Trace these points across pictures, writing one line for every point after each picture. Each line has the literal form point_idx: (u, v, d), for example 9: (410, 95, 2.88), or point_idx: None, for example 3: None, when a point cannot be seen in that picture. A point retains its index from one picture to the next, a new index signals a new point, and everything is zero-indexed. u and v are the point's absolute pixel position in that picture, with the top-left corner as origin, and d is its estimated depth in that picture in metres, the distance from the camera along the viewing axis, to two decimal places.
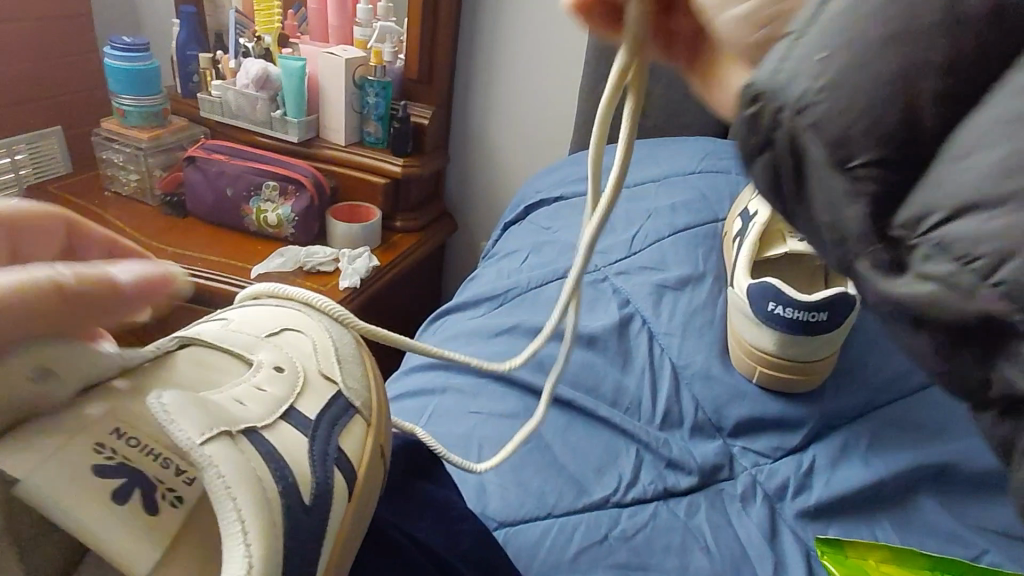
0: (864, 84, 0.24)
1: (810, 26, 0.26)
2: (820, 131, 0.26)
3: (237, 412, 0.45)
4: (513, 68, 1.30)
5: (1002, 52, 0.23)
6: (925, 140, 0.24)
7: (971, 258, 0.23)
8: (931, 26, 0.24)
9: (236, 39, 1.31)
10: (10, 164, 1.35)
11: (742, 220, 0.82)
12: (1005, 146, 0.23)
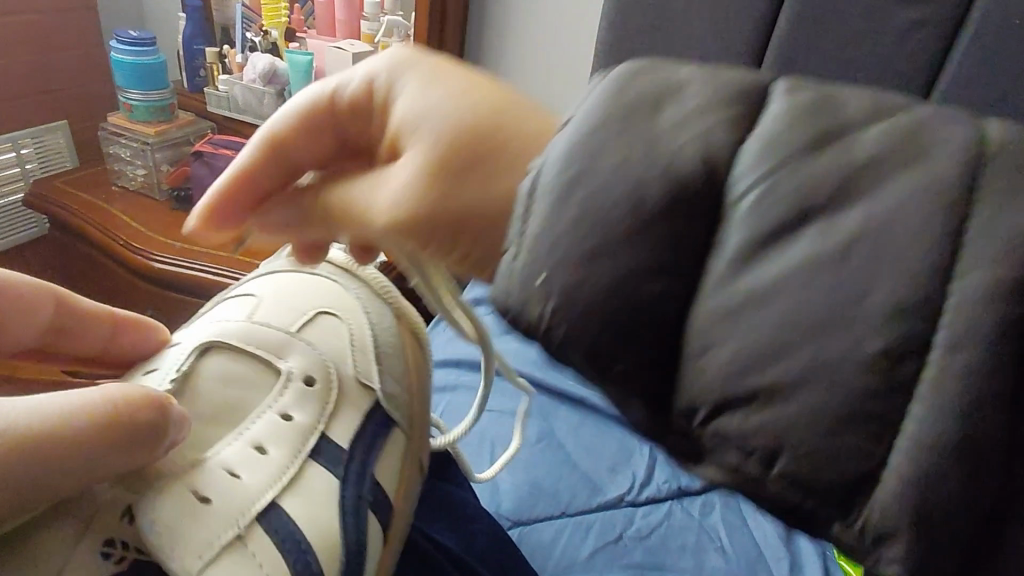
0: (595, 280, 0.24)
1: (529, 240, 0.26)
2: (570, 344, 0.25)
3: (247, 488, 0.45)
4: None
5: (701, 235, 0.25)
6: (670, 326, 0.25)
7: (751, 451, 0.24)
8: (622, 204, 0.25)
9: (242, 34, 1.30)
10: (17, 159, 1.35)
11: None
12: (734, 343, 0.24)
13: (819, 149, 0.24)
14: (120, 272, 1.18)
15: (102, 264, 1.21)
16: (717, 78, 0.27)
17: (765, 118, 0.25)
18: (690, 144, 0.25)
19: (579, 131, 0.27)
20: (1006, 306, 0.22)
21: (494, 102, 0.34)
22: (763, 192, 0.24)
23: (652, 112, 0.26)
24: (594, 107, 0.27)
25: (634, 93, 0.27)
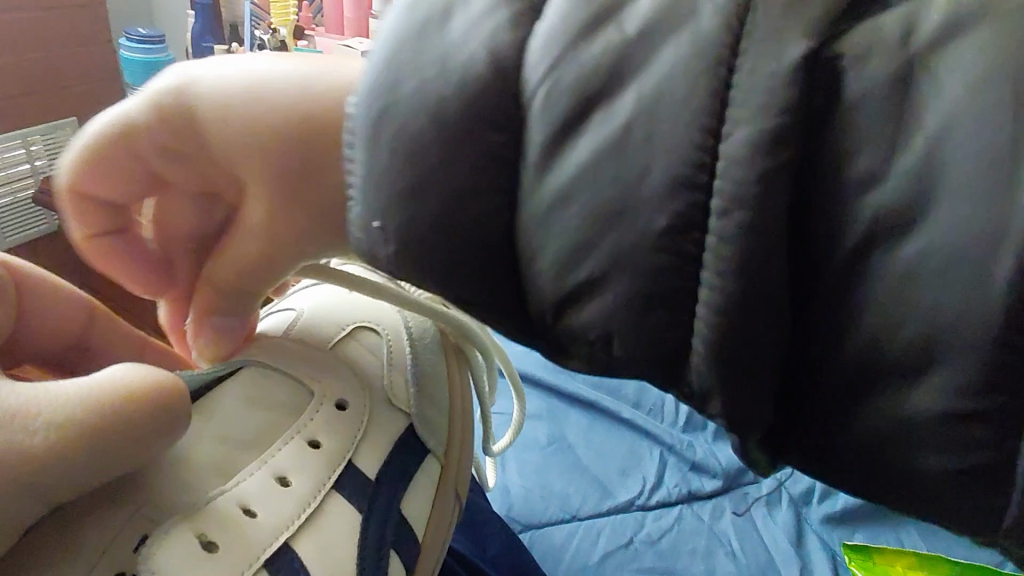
0: (420, 215, 0.28)
1: (367, 195, 0.29)
2: (423, 264, 0.29)
3: (268, 519, 0.43)
4: None
5: (502, 139, 0.27)
6: (497, 230, 0.28)
7: (592, 340, 0.27)
8: (432, 139, 0.27)
9: (251, 32, 1.27)
10: (27, 156, 1.36)
11: None
12: (553, 237, 0.27)
13: (597, 40, 0.26)
14: None
15: None
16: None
17: (544, 20, 0.27)
18: (476, 57, 0.27)
19: (383, 71, 0.29)
20: (768, 159, 0.23)
21: (292, 73, 0.34)
22: (551, 89, 0.26)
23: (439, 28, 0.28)
24: (387, 46, 0.29)
25: (421, 14, 0.29)
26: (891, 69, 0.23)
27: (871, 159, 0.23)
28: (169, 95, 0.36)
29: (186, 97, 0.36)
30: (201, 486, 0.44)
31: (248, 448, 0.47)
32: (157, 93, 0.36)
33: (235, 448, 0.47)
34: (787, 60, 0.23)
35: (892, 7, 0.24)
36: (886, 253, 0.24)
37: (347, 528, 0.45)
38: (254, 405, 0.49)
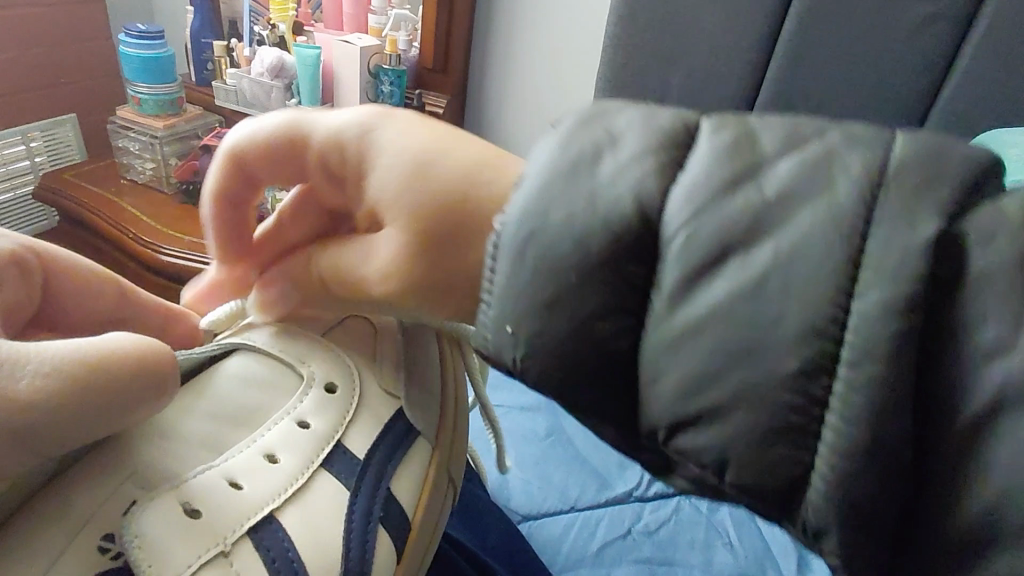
0: (550, 325, 0.30)
1: (497, 301, 0.32)
2: (545, 376, 0.31)
3: (253, 493, 0.42)
4: (530, 54, 1.28)
5: (641, 271, 0.29)
6: (621, 355, 0.30)
7: (704, 465, 0.28)
8: (566, 261, 0.30)
9: (250, 27, 1.30)
10: (26, 152, 1.35)
11: None
12: (675, 367, 0.28)
13: (733, 187, 0.28)
14: (130, 264, 1.19)
15: (111, 256, 1.22)
16: (647, 127, 0.31)
17: (687, 169, 0.30)
18: (623, 198, 0.30)
19: (534, 189, 0.31)
20: (896, 324, 0.25)
21: (472, 156, 0.38)
22: (686, 237, 0.28)
23: (590, 169, 0.31)
24: (544, 165, 0.32)
25: (573, 151, 0.31)
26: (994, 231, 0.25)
27: (997, 333, 0.24)
28: (354, 128, 0.40)
29: (368, 139, 0.39)
30: (189, 461, 0.43)
31: (238, 426, 0.47)
32: (342, 123, 0.40)
33: (227, 427, 0.46)
34: (919, 236, 0.25)
35: (1006, 195, 0.26)
36: (996, 425, 0.24)
37: (333, 507, 0.44)
38: (247, 386, 0.48)
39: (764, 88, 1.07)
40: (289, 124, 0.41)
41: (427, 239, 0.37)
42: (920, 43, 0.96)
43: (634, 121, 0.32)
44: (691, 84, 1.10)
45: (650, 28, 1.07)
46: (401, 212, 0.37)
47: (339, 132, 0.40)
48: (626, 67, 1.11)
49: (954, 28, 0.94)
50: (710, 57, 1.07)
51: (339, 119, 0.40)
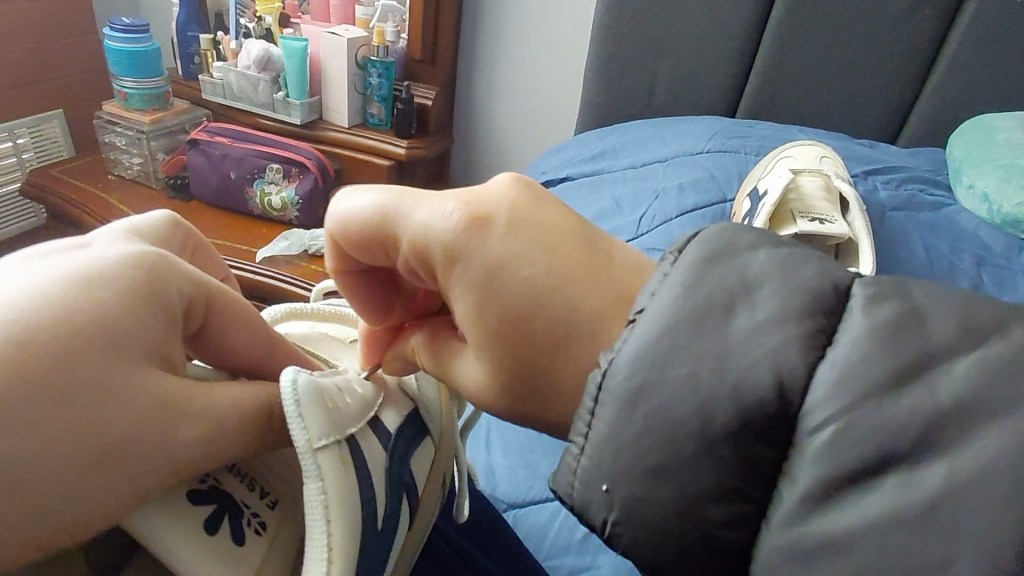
0: (655, 498, 0.27)
1: (588, 454, 0.29)
2: (639, 549, 0.28)
3: (343, 406, 0.37)
4: (518, 44, 1.28)
5: (773, 456, 0.26)
6: (734, 551, 0.26)
7: None
8: (686, 431, 0.26)
9: (236, 19, 1.28)
10: (13, 149, 1.34)
11: (751, 200, 0.81)
12: None
13: (898, 384, 0.24)
14: None
15: None
16: (788, 281, 0.27)
17: (837, 344, 0.26)
18: (758, 366, 0.26)
19: (645, 336, 0.28)
20: None
21: (567, 299, 0.33)
22: (837, 435, 0.24)
23: (721, 322, 0.27)
24: (661, 314, 0.28)
25: (702, 296, 0.28)
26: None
27: None
28: (450, 238, 0.35)
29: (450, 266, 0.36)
30: None
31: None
32: (438, 232, 0.35)
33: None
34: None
35: None
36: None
37: None
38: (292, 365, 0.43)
39: (753, 76, 1.07)
40: (382, 212, 0.37)
41: (521, 364, 0.35)
42: (905, 29, 0.97)
43: (775, 265, 0.28)
44: (679, 73, 1.10)
45: (638, 16, 1.06)
46: (500, 332, 0.35)
47: (436, 244, 0.35)
48: (613, 57, 1.10)
49: (938, 14, 0.95)
50: (698, 45, 1.06)
51: (428, 220, 0.36)
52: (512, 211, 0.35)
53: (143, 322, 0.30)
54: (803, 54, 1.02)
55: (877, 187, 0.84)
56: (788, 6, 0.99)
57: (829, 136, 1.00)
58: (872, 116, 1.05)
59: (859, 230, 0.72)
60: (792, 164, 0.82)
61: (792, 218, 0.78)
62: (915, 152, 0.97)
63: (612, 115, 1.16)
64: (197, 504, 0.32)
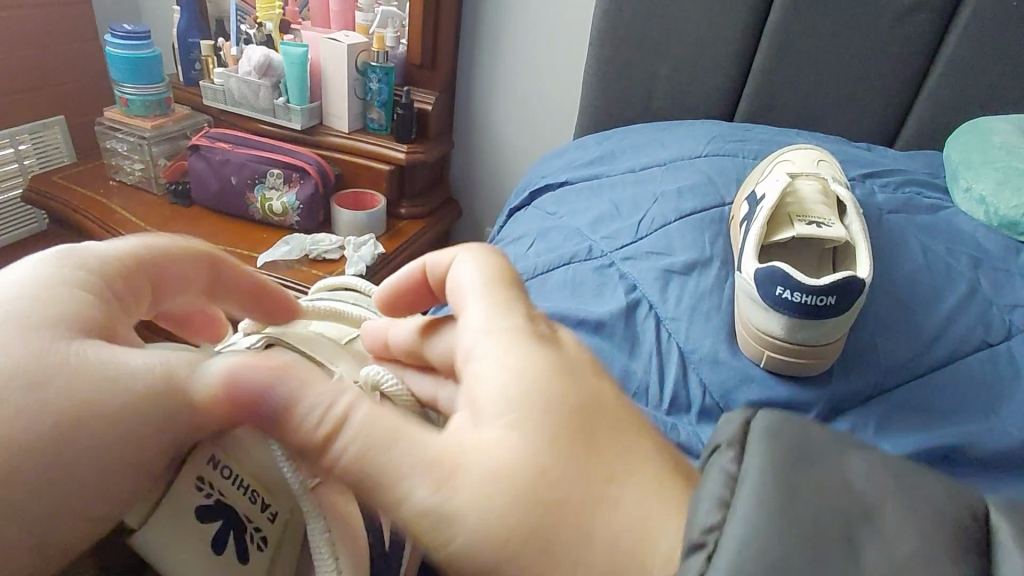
0: None
1: None
2: None
3: None
4: (517, 49, 1.29)
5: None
6: None
7: None
8: None
9: (237, 26, 1.29)
10: (15, 154, 1.35)
11: (748, 205, 0.77)
12: None
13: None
14: None
15: None
16: (894, 488, 0.25)
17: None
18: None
19: (750, 540, 0.24)
20: None
21: (601, 445, 0.34)
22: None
23: (848, 557, 0.23)
24: (757, 502, 0.25)
25: (816, 510, 0.24)
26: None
27: None
28: (516, 328, 0.39)
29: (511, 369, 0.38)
30: None
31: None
32: (506, 317, 0.40)
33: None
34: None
35: None
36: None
37: None
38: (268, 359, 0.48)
39: (751, 80, 1.07)
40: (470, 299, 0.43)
41: (539, 480, 0.33)
42: (901, 32, 0.97)
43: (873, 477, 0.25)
44: (678, 76, 1.10)
45: (636, 21, 1.07)
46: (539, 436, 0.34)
47: (500, 329, 0.39)
48: (612, 62, 1.11)
49: (934, 16, 0.96)
50: (696, 48, 1.07)
51: (507, 321, 0.40)
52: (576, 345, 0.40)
53: (91, 316, 0.35)
54: (801, 58, 1.03)
55: (875, 190, 0.85)
56: (785, 10, 1.00)
57: (826, 140, 1.00)
58: (869, 119, 1.05)
59: (856, 235, 0.72)
60: (789, 167, 0.82)
61: (789, 222, 0.77)
62: (912, 155, 0.98)
63: (612, 119, 1.17)
64: (204, 522, 0.35)
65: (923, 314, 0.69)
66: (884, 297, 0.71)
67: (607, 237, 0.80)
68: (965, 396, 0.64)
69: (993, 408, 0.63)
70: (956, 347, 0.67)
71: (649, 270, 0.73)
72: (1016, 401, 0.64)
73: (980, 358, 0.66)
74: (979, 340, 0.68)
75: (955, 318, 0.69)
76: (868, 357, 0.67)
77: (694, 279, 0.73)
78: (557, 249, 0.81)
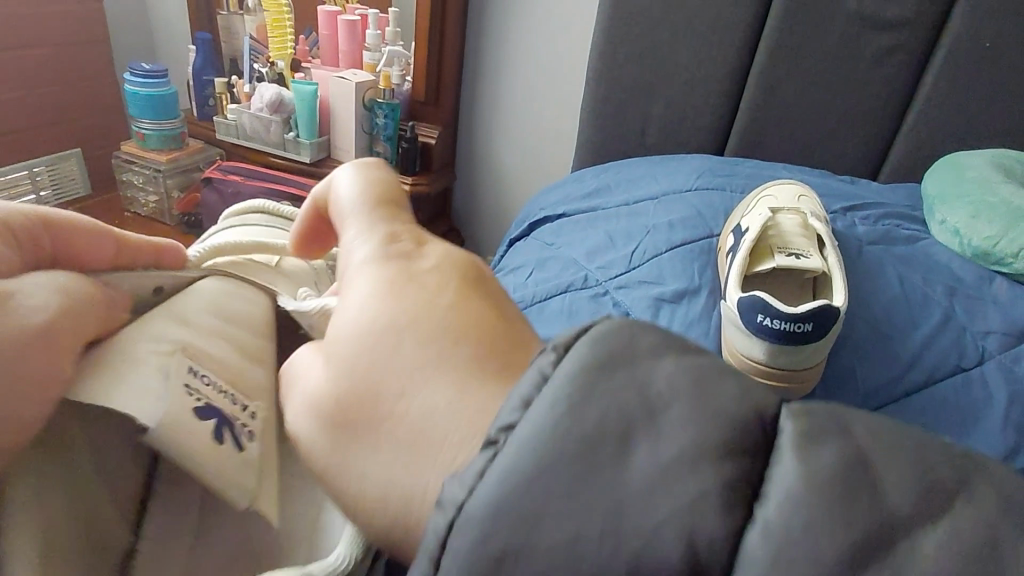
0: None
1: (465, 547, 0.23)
2: None
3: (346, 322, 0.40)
4: (517, 86, 1.35)
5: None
6: None
7: None
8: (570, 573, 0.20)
9: (250, 65, 1.35)
10: (33, 186, 1.41)
11: (733, 237, 0.82)
12: None
13: (870, 543, 0.19)
14: None
15: None
16: (701, 406, 0.22)
17: (767, 505, 0.20)
18: (660, 520, 0.20)
19: (540, 431, 0.22)
20: None
21: (427, 343, 0.32)
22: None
23: (618, 456, 0.21)
24: (550, 411, 0.22)
25: (592, 422, 0.22)
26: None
27: None
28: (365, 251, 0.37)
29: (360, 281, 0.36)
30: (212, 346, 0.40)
31: (228, 326, 0.42)
32: (367, 241, 0.38)
33: (210, 317, 0.41)
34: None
35: None
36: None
37: None
38: (214, 290, 0.43)
39: (738, 117, 1.13)
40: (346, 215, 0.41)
41: (347, 391, 0.32)
42: (880, 73, 1.03)
43: (676, 372, 0.23)
44: (670, 113, 1.16)
45: (631, 61, 1.13)
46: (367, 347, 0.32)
47: (355, 257, 0.37)
48: (608, 99, 1.17)
49: (911, 58, 1.01)
50: (686, 86, 1.13)
51: (361, 241, 0.38)
52: (436, 259, 0.37)
53: None
54: (786, 96, 1.08)
55: (856, 223, 0.89)
56: (770, 51, 1.06)
57: (811, 174, 1.05)
58: (851, 154, 1.10)
59: (833, 265, 0.76)
60: (772, 202, 0.87)
61: (770, 253, 0.82)
62: (894, 188, 1.03)
63: (608, 153, 1.22)
64: (203, 421, 0.34)
65: (898, 341, 0.73)
66: (863, 324, 0.75)
67: (600, 268, 0.84)
68: (938, 418, 0.67)
69: (966, 426, 0.67)
70: (930, 372, 0.71)
71: (643, 298, 0.78)
72: (987, 423, 0.67)
73: (954, 381, 0.70)
74: (952, 365, 0.71)
75: (930, 345, 0.73)
76: (847, 382, 0.71)
77: (684, 308, 0.77)
78: (554, 279, 0.85)
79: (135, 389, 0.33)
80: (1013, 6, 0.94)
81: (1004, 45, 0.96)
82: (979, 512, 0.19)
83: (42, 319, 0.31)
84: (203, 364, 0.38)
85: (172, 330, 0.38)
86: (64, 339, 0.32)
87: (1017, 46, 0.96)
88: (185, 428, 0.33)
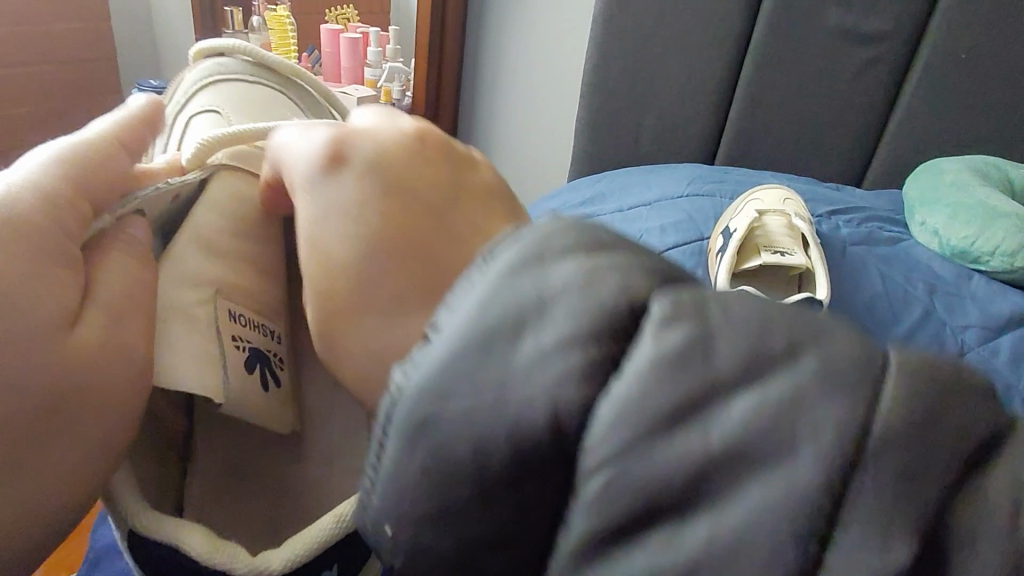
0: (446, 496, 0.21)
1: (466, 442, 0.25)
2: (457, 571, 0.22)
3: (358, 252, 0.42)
4: (514, 100, 1.39)
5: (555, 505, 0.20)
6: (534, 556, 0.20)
7: None
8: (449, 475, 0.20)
9: None
10: None
11: (723, 238, 0.86)
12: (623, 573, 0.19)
13: (704, 412, 0.19)
14: None
15: None
16: (588, 291, 0.21)
17: (620, 385, 0.19)
18: (528, 407, 0.20)
19: (449, 328, 0.21)
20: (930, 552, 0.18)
21: (369, 266, 0.30)
22: (613, 485, 0.19)
23: (505, 349, 0.20)
24: (464, 307, 0.21)
25: (493, 314, 0.21)
26: (920, 476, 0.18)
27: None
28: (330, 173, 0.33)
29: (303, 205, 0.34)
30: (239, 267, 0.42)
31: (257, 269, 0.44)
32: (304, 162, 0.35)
33: (227, 236, 0.42)
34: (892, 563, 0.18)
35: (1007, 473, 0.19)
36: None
37: None
38: (225, 195, 0.43)
39: (727, 127, 1.17)
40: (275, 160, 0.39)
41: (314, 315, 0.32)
42: (862, 83, 1.08)
43: (593, 268, 0.21)
44: (661, 123, 1.20)
45: (624, 73, 1.17)
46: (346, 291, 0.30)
47: (320, 184, 0.33)
48: (602, 110, 1.21)
49: (891, 70, 1.06)
50: (678, 97, 1.17)
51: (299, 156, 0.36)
52: (375, 156, 0.33)
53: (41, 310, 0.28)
54: (773, 106, 1.13)
55: (840, 226, 0.93)
56: (757, 62, 1.10)
57: (797, 180, 1.09)
58: (835, 162, 1.15)
59: (816, 263, 0.80)
60: (759, 205, 0.91)
61: (757, 252, 0.86)
62: (876, 194, 1.07)
63: (602, 163, 1.26)
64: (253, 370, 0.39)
65: (882, 335, 0.76)
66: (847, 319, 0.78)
67: None
68: None
69: None
70: None
71: None
72: None
73: None
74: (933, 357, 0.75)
75: (911, 339, 0.76)
76: None
77: None
78: None
79: (179, 343, 0.35)
80: (988, 21, 0.99)
81: (978, 53, 1.01)
82: (808, 378, 0.19)
83: (96, 345, 0.30)
84: (238, 300, 0.41)
85: (198, 264, 0.40)
86: (126, 356, 0.31)
87: (988, 56, 1.01)
88: (237, 384, 0.37)
